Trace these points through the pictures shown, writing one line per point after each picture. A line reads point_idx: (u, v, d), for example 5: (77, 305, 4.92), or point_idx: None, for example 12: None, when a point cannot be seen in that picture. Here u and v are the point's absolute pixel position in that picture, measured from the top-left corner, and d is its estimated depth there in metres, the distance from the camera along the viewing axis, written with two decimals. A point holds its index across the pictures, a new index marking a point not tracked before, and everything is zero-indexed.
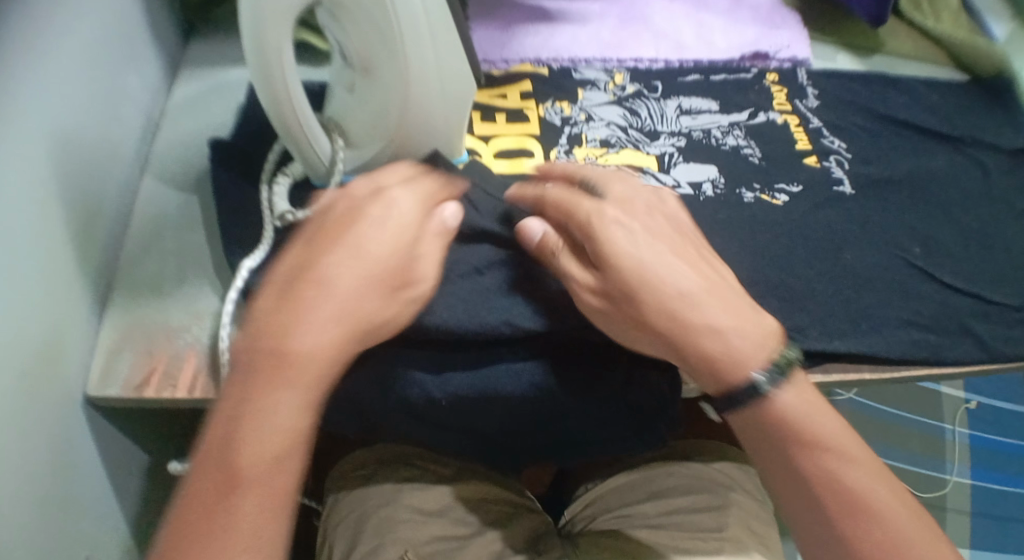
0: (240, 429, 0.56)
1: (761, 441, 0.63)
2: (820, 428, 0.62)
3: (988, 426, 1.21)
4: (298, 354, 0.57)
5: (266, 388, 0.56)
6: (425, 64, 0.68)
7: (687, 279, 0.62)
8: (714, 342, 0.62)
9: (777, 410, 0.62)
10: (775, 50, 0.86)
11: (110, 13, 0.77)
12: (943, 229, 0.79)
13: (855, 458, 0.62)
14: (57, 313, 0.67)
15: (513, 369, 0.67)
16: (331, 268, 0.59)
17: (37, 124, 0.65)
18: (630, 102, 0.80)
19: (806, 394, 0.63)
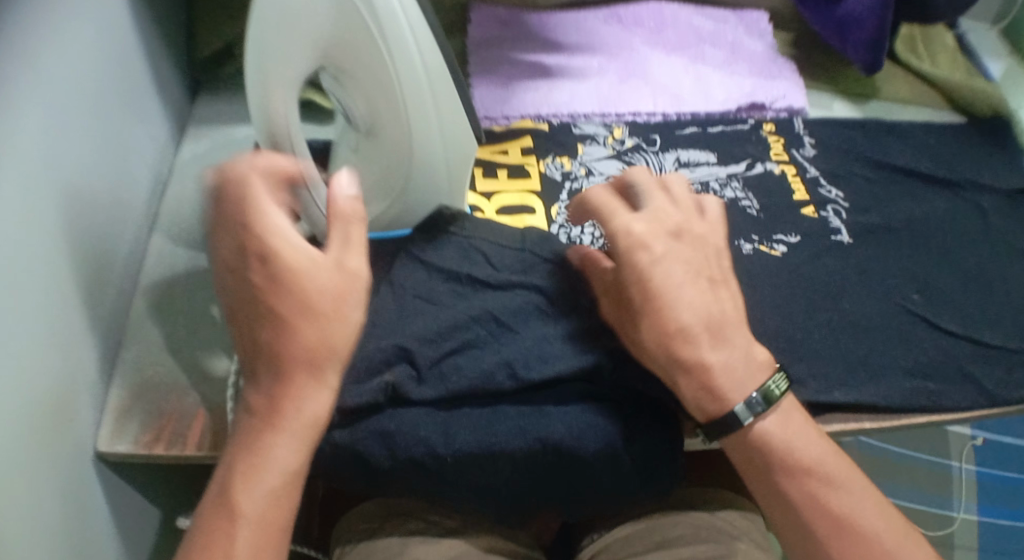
0: (237, 483, 0.60)
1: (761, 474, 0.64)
2: (804, 454, 0.63)
3: (995, 462, 1.21)
4: (284, 410, 0.62)
5: (256, 443, 0.61)
6: (426, 125, 0.68)
7: (694, 302, 0.64)
8: (709, 366, 0.64)
9: (761, 438, 0.64)
10: (771, 100, 0.87)
11: (122, 72, 0.78)
12: (942, 275, 0.80)
13: (840, 482, 0.63)
14: (70, 373, 0.68)
15: (518, 425, 0.67)
16: (301, 330, 0.62)
17: (51, 186, 0.65)
18: (629, 156, 0.81)
19: (792, 422, 0.65)
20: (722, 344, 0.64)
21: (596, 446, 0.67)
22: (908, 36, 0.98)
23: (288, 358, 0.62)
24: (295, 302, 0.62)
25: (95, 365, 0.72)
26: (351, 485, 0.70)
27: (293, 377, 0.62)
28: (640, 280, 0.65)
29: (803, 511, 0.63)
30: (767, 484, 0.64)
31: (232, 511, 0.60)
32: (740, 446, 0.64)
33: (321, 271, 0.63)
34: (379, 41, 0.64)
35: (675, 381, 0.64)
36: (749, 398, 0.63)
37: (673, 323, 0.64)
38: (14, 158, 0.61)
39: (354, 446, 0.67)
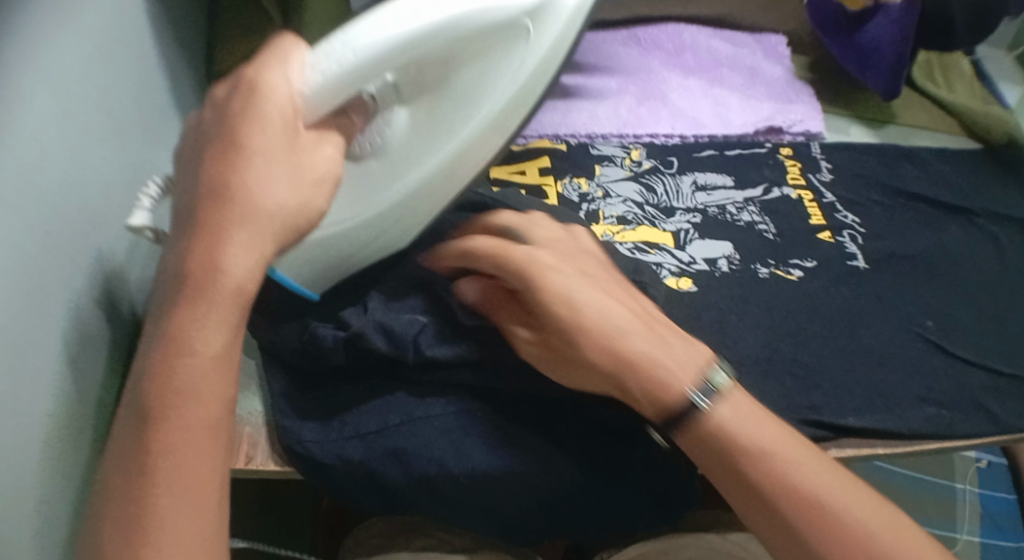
0: (147, 446, 0.51)
1: (660, 409, 0.61)
2: (708, 389, 0.61)
3: (999, 486, 1.21)
4: (201, 352, 0.52)
5: (168, 399, 0.51)
6: (484, 148, 0.66)
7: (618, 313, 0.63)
8: (664, 375, 0.61)
9: (653, 364, 0.61)
10: (788, 125, 0.87)
11: (153, 76, 0.76)
12: (956, 303, 0.80)
13: (740, 409, 0.61)
14: (89, 381, 0.67)
15: (540, 452, 0.67)
16: (228, 247, 0.53)
17: (75, 187, 0.64)
18: (646, 179, 0.81)
19: (691, 359, 0.63)
20: (645, 338, 0.62)
21: (608, 469, 0.68)
22: (924, 64, 0.99)
23: (210, 284, 0.52)
24: (232, 214, 0.53)
25: (110, 372, 0.70)
26: (363, 500, 0.70)
27: (209, 310, 0.52)
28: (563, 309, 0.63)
29: (704, 427, 0.60)
30: (674, 419, 0.61)
31: (145, 487, 0.51)
32: (634, 382, 0.62)
33: (261, 180, 0.54)
34: (494, 104, 0.64)
35: (621, 378, 0.62)
36: (698, 389, 0.61)
37: (585, 315, 0.62)
38: (39, 160, 0.60)
39: (367, 464, 0.66)
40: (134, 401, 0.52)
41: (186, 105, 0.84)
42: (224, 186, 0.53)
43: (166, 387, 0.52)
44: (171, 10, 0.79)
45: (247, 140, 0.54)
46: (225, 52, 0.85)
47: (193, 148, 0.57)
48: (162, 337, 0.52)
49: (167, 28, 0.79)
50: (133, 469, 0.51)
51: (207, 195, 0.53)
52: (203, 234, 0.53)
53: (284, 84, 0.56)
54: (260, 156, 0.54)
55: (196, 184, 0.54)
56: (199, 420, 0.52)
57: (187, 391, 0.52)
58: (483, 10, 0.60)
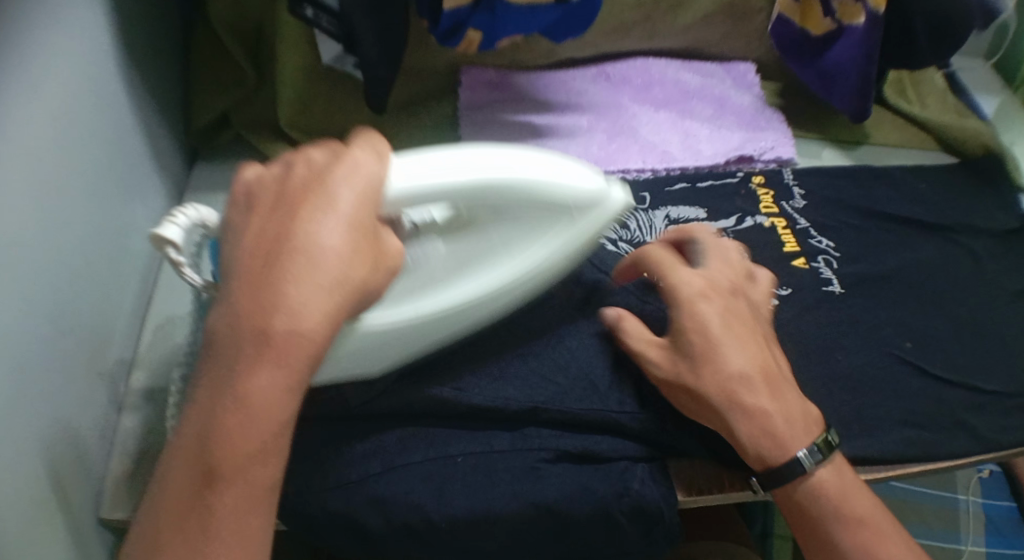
0: (211, 509, 0.50)
1: (806, 519, 0.65)
2: (858, 507, 0.64)
3: (1000, 493, 1.21)
4: (273, 416, 0.50)
5: (237, 458, 0.50)
6: (526, 285, 0.68)
7: (744, 359, 0.66)
8: (765, 423, 0.64)
9: (822, 494, 0.64)
10: (759, 153, 0.88)
11: (125, 125, 0.76)
12: (933, 321, 0.81)
13: (884, 531, 0.64)
14: (75, 440, 0.66)
15: (519, 491, 0.67)
16: (309, 313, 0.50)
17: (58, 248, 0.64)
18: (619, 215, 0.82)
19: (844, 479, 0.65)
20: (776, 398, 0.65)
21: (588, 507, 0.67)
22: (896, 82, 1.00)
23: (292, 348, 0.50)
24: (315, 275, 0.51)
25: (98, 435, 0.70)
26: (350, 550, 0.70)
27: (283, 374, 0.50)
28: (698, 337, 0.66)
29: (835, 530, 0.63)
30: (819, 536, 0.64)
31: (202, 546, 0.50)
32: (799, 496, 0.65)
33: (343, 249, 0.52)
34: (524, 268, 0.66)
35: (733, 430, 0.65)
36: (808, 448, 0.64)
37: (724, 371, 0.65)
38: (22, 231, 0.60)
39: (349, 514, 0.67)
40: (193, 450, 0.50)
41: (164, 158, 0.84)
42: (305, 247, 0.51)
43: (235, 446, 0.50)
44: (146, 73, 0.80)
45: (331, 203, 0.53)
46: (203, 108, 0.86)
47: (270, 202, 0.53)
48: (230, 390, 0.50)
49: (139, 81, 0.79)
50: (194, 522, 0.50)
51: (292, 255, 0.51)
52: (282, 291, 0.50)
53: (374, 170, 0.55)
54: (335, 217, 0.52)
55: (275, 238, 0.52)
56: (260, 482, 0.51)
57: (253, 451, 0.50)
58: (550, 195, 0.63)
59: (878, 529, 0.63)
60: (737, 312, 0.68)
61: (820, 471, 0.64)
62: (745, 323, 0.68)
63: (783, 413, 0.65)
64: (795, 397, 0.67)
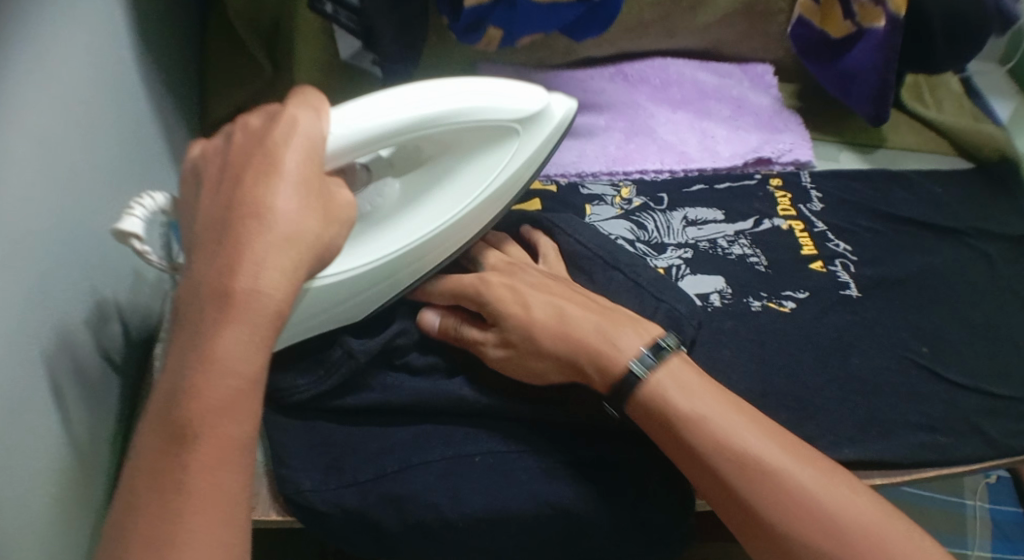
0: (180, 467, 0.48)
1: (660, 424, 0.62)
2: (698, 406, 0.61)
3: (1008, 498, 1.21)
4: (238, 371, 0.49)
5: (205, 416, 0.48)
6: (471, 221, 0.70)
7: (577, 310, 0.67)
8: (610, 349, 0.64)
9: (659, 392, 0.62)
10: (777, 155, 0.88)
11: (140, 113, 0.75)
12: (949, 326, 0.80)
13: (743, 424, 0.61)
14: (92, 432, 0.65)
15: (536, 493, 0.66)
16: (267, 268, 0.50)
17: (82, 239, 0.63)
18: (637, 216, 0.82)
19: (683, 376, 0.63)
20: (617, 327, 0.65)
21: (603, 511, 0.67)
22: (912, 85, 0.99)
23: (253, 304, 0.49)
24: (269, 237, 0.51)
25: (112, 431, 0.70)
26: (363, 547, 0.70)
27: (247, 328, 0.49)
28: (511, 303, 0.68)
29: (665, 434, 0.62)
30: (678, 440, 0.61)
31: (175, 508, 0.47)
32: (645, 405, 0.63)
33: (295, 205, 0.52)
34: (490, 176, 0.68)
35: (578, 361, 0.65)
36: (643, 351, 0.63)
37: (553, 314, 0.66)
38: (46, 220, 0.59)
39: (365, 512, 0.66)
40: (166, 419, 0.48)
41: (177, 149, 0.83)
42: (257, 206, 0.51)
43: (205, 405, 0.48)
44: (165, 67, 0.80)
45: (277, 163, 0.53)
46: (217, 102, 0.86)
47: (218, 173, 0.54)
48: (195, 354, 0.49)
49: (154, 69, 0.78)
50: (166, 486, 0.47)
51: (243, 213, 0.51)
52: (242, 247, 0.50)
53: (312, 125, 0.56)
54: (287, 180, 0.53)
55: (227, 202, 0.52)
56: (230, 443, 0.49)
57: (224, 411, 0.48)
58: (494, 112, 0.66)
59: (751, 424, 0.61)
60: (543, 280, 0.70)
61: (664, 371, 0.63)
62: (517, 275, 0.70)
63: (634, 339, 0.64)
64: (623, 318, 0.66)
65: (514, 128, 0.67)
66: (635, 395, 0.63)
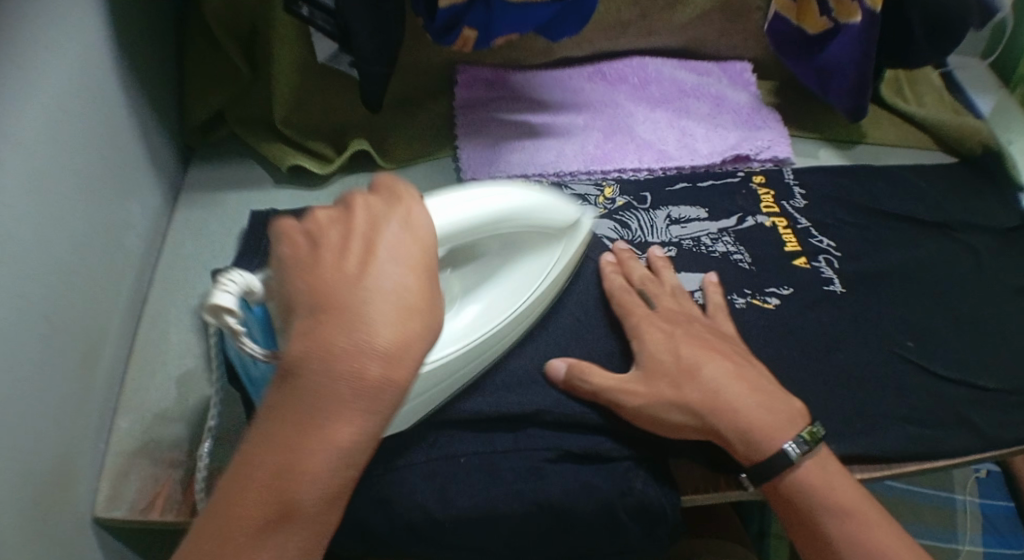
0: (270, 535, 0.48)
1: (797, 511, 0.65)
2: (840, 496, 0.65)
3: (999, 493, 1.21)
4: (340, 459, 0.48)
5: (300, 495, 0.48)
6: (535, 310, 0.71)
7: (722, 373, 0.66)
8: (749, 420, 0.65)
9: (805, 484, 0.65)
10: (755, 152, 0.88)
11: (110, 119, 0.74)
12: (935, 318, 0.80)
13: (863, 509, 0.64)
14: (63, 439, 0.65)
15: (523, 493, 0.65)
16: (378, 360, 0.48)
17: (40, 243, 0.63)
18: (620, 215, 0.81)
19: (829, 467, 0.66)
20: (765, 400, 0.66)
21: (591, 507, 0.66)
22: (892, 81, 1.00)
23: (371, 395, 0.48)
24: (372, 315, 0.49)
25: (93, 437, 0.69)
26: (350, 548, 0.69)
27: (360, 419, 0.48)
28: (651, 348, 0.68)
29: (814, 523, 0.65)
30: (810, 528, 0.65)
31: None
32: (787, 493, 0.65)
33: (396, 280, 0.50)
34: (543, 272, 0.71)
35: (716, 420, 0.65)
36: (794, 440, 0.65)
37: (706, 379, 0.66)
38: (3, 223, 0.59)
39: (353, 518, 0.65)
40: (254, 477, 0.48)
41: (155, 156, 0.82)
42: (360, 301, 0.49)
43: (300, 486, 0.48)
44: (142, 69, 0.80)
45: (374, 251, 0.51)
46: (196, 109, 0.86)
47: (309, 269, 0.51)
48: (298, 436, 0.48)
49: (128, 76, 0.78)
50: (244, 548, 0.48)
51: (343, 306, 0.49)
52: (341, 334, 0.48)
53: (422, 220, 0.54)
54: (386, 258, 0.51)
55: (348, 278, 0.50)
56: (318, 519, 0.49)
57: (319, 493, 0.48)
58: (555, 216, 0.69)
59: (823, 512, 0.64)
60: (705, 336, 0.69)
61: (766, 421, 0.65)
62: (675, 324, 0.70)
63: (775, 408, 0.66)
64: (779, 397, 0.67)
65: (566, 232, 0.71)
66: (766, 454, 0.64)
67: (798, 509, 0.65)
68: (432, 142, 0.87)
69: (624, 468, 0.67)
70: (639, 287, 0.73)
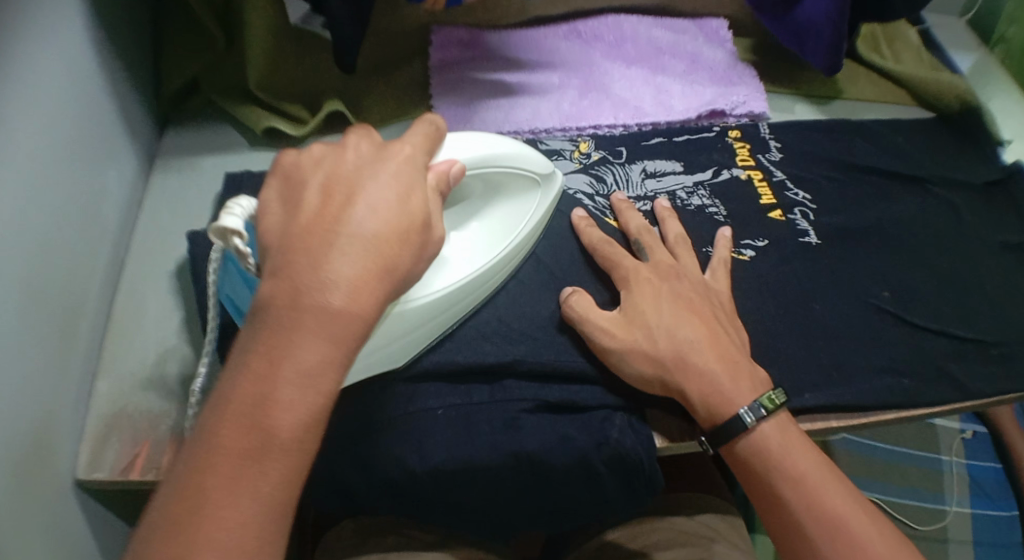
0: (241, 452, 0.49)
1: (754, 473, 0.66)
2: (800, 461, 0.64)
3: (986, 455, 1.20)
4: (317, 385, 0.50)
5: (271, 409, 0.49)
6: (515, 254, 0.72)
7: (694, 332, 0.67)
8: (715, 383, 0.65)
9: (764, 446, 0.65)
10: (731, 107, 0.88)
11: (89, 82, 0.74)
12: (912, 269, 0.80)
13: (824, 476, 0.64)
14: (45, 396, 0.65)
15: (500, 444, 0.65)
16: (345, 283, 0.51)
17: (20, 201, 0.63)
18: (596, 169, 0.82)
19: (791, 434, 0.66)
20: (733, 370, 0.66)
21: (567, 458, 0.66)
22: (868, 36, 0.99)
23: (343, 317, 0.51)
24: (349, 254, 0.51)
25: (74, 396, 0.69)
26: (329, 501, 0.70)
27: (327, 340, 0.50)
28: (637, 303, 0.69)
29: (770, 487, 0.65)
30: (767, 491, 0.65)
31: (226, 484, 0.48)
32: (744, 454, 0.66)
33: (373, 224, 0.52)
34: (522, 220, 0.72)
35: (681, 380, 0.66)
36: (750, 406, 0.65)
37: (681, 338, 0.66)
38: None
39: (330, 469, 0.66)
40: (236, 419, 0.49)
41: (132, 120, 0.82)
42: (333, 232, 0.52)
43: (270, 398, 0.49)
44: (119, 36, 0.80)
45: (353, 193, 0.54)
46: (171, 73, 0.86)
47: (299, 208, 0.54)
48: (267, 354, 0.50)
49: (105, 39, 0.77)
50: (213, 463, 0.48)
51: (316, 240, 0.52)
52: (325, 259, 0.51)
53: (408, 167, 0.56)
54: (364, 201, 0.53)
55: (321, 220, 0.53)
56: (298, 437, 0.50)
57: (289, 408, 0.49)
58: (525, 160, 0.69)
59: (781, 474, 0.64)
60: (685, 294, 0.69)
61: (728, 389, 0.65)
62: (661, 279, 0.70)
63: (747, 378, 0.66)
64: (744, 365, 0.67)
65: (537, 181, 0.72)
66: (725, 419, 0.65)
67: (767, 483, 0.65)
68: (408, 102, 0.87)
69: (598, 421, 0.68)
70: (637, 237, 0.74)
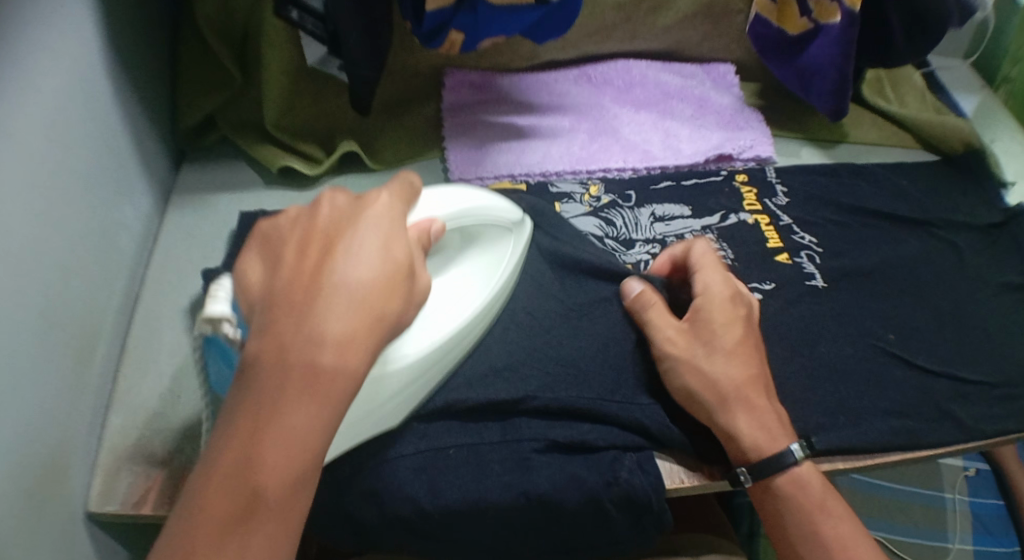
0: (232, 516, 0.49)
1: (786, 508, 0.67)
2: (833, 504, 0.67)
3: (988, 492, 1.21)
4: (303, 438, 0.51)
5: (266, 473, 0.50)
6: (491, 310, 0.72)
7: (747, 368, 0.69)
8: (757, 420, 0.68)
9: (801, 483, 0.67)
10: (738, 152, 0.90)
11: (107, 119, 0.76)
12: (917, 312, 0.81)
13: (852, 522, 0.67)
14: (60, 430, 0.66)
15: (512, 483, 0.66)
16: (332, 340, 0.52)
17: (41, 238, 0.64)
18: (605, 213, 0.83)
19: (823, 479, 0.69)
20: (773, 418, 0.68)
21: (578, 498, 0.67)
22: (873, 80, 1.01)
23: (329, 376, 0.52)
24: (329, 304, 0.53)
25: (88, 430, 0.70)
26: (339, 540, 0.70)
27: (317, 402, 0.51)
28: (709, 325, 0.70)
29: (801, 523, 0.67)
30: (798, 526, 0.67)
31: (215, 545, 0.49)
32: (778, 489, 0.68)
33: (357, 273, 0.54)
34: (499, 268, 0.73)
35: (731, 406, 0.68)
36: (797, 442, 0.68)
37: (735, 372, 0.69)
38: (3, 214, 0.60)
39: (340, 508, 0.66)
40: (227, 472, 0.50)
41: (148, 156, 0.84)
42: (316, 285, 0.53)
43: (256, 457, 0.50)
44: (137, 75, 0.82)
45: (338, 241, 0.55)
46: (187, 111, 0.87)
47: (278, 267, 0.55)
48: (255, 413, 0.51)
49: (125, 77, 0.79)
50: (201, 518, 0.49)
51: (304, 293, 0.53)
52: (310, 310, 0.52)
53: (384, 210, 0.57)
54: (345, 252, 0.54)
55: (306, 281, 0.53)
56: (296, 493, 0.51)
57: (280, 468, 0.50)
58: (495, 212, 0.72)
59: (817, 512, 0.67)
60: (748, 332, 0.71)
61: (767, 428, 0.68)
62: (734, 305, 0.72)
63: (782, 425, 0.69)
64: (782, 416, 0.69)
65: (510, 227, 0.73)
66: (761, 453, 0.67)
67: (800, 516, 0.67)
68: (420, 143, 0.89)
69: (609, 460, 0.68)
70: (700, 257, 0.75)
